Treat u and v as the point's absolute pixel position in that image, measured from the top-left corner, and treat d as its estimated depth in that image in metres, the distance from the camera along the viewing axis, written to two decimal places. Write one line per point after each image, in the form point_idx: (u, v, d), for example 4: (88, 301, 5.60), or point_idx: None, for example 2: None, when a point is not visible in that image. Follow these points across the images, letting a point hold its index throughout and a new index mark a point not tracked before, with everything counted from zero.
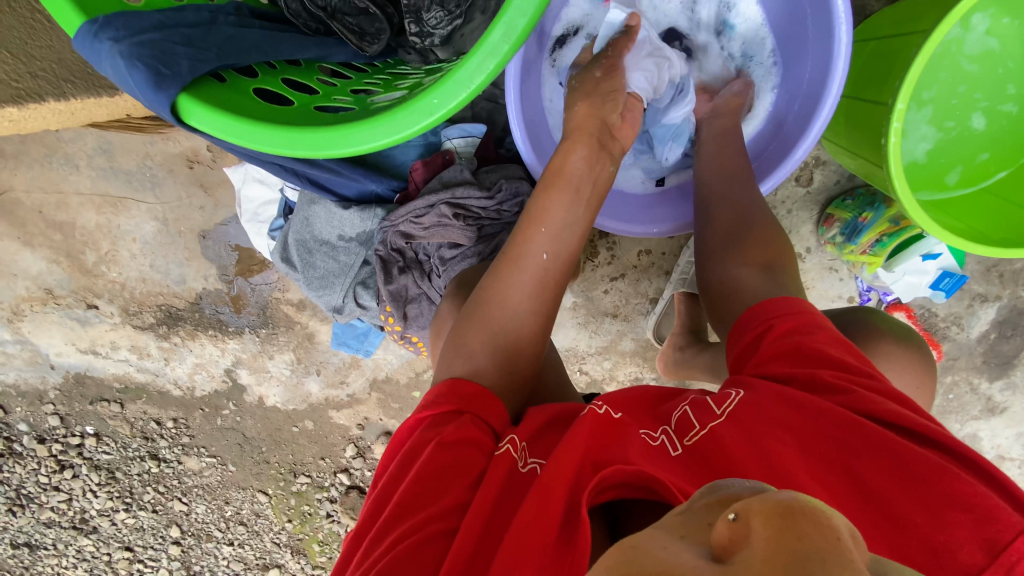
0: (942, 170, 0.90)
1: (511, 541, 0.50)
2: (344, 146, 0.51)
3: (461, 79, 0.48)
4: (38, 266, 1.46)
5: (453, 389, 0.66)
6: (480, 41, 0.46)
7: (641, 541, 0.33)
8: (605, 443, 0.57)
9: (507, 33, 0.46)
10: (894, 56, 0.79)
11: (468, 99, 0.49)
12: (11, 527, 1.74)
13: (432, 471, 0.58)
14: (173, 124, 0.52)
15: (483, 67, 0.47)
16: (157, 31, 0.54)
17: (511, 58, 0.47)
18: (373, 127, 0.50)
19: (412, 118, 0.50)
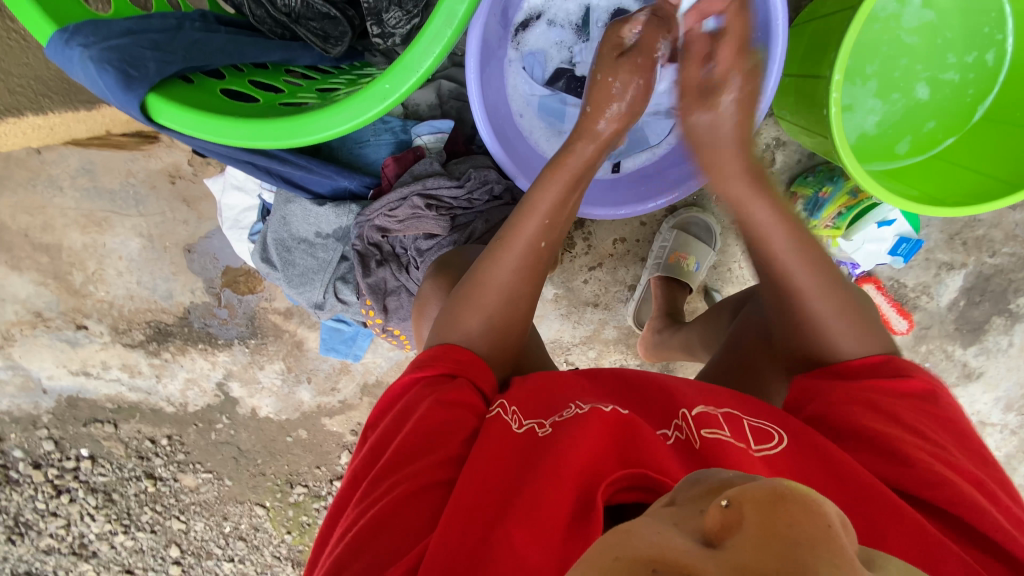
0: (891, 141, 0.94)
1: (517, 499, 0.51)
2: (308, 134, 0.57)
3: (410, 66, 0.56)
4: (27, 289, 1.48)
5: (447, 355, 0.68)
6: (424, 27, 0.55)
7: (637, 524, 0.34)
8: (622, 436, 0.56)
9: (446, 19, 0.55)
10: (829, 33, 0.83)
11: (417, 83, 0.57)
12: (11, 556, 1.74)
13: (430, 426, 0.60)
14: (143, 122, 0.57)
15: (429, 51, 0.55)
16: (124, 36, 0.57)
17: (452, 43, 0.56)
18: (333, 114, 0.57)
19: (368, 103, 0.57)
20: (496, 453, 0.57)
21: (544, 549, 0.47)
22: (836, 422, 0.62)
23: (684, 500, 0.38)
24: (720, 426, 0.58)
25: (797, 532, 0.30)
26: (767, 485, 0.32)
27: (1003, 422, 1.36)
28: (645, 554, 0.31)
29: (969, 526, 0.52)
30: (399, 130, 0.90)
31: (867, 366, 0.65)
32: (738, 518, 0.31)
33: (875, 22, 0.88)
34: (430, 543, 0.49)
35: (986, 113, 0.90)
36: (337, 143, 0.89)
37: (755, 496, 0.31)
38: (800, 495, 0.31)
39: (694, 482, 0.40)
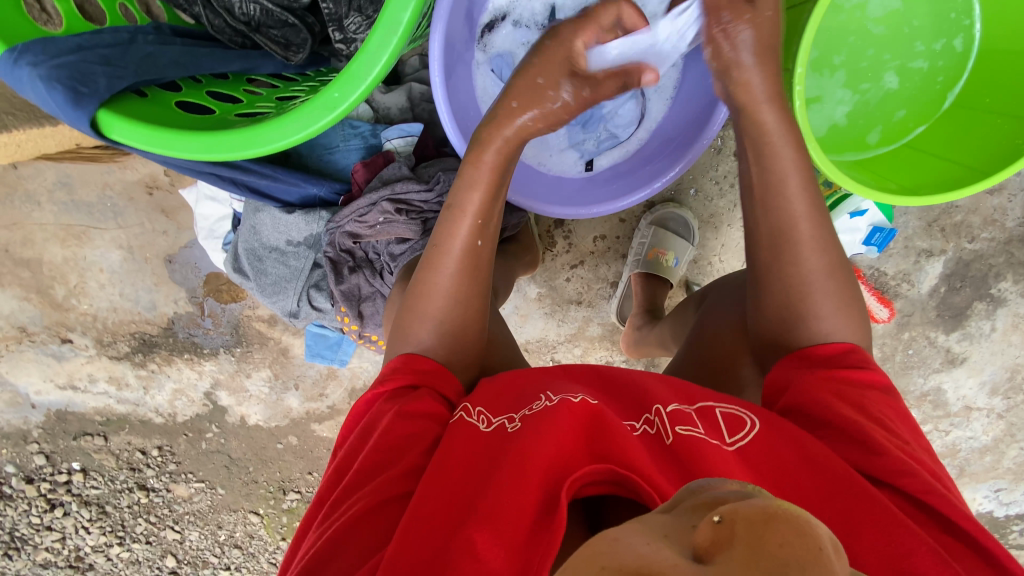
0: (862, 131, 0.94)
1: (477, 505, 0.50)
2: (262, 146, 0.57)
3: (357, 74, 0.56)
4: (10, 305, 1.48)
5: (413, 365, 0.68)
6: (369, 36, 0.55)
7: (624, 531, 0.33)
8: (585, 430, 0.56)
9: (391, 27, 0.55)
10: (793, 26, 0.83)
11: (367, 91, 0.57)
12: (8, 571, 1.74)
13: (391, 439, 0.60)
14: (94, 138, 0.57)
15: (377, 59, 0.55)
16: (74, 53, 0.57)
17: (400, 50, 0.56)
18: (284, 124, 0.57)
19: (318, 113, 0.56)
20: (458, 457, 0.56)
21: (505, 551, 0.46)
22: (807, 412, 0.61)
23: (678, 508, 0.37)
24: (694, 423, 0.57)
25: (788, 555, 0.29)
26: (758, 503, 0.31)
27: (988, 406, 1.37)
28: (631, 565, 0.29)
29: (941, 515, 0.51)
30: (368, 134, 0.89)
31: (831, 357, 0.64)
32: (731, 537, 0.30)
33: (841, 13, 0.88)
34: (390, 553, 0.48)
35: (956, 100, 0.90)
36: (306, 150, 0.89)
37: (748, 514, 0.30)
38: (792, 514, 0.30)
39: (694, 492, 0.39)
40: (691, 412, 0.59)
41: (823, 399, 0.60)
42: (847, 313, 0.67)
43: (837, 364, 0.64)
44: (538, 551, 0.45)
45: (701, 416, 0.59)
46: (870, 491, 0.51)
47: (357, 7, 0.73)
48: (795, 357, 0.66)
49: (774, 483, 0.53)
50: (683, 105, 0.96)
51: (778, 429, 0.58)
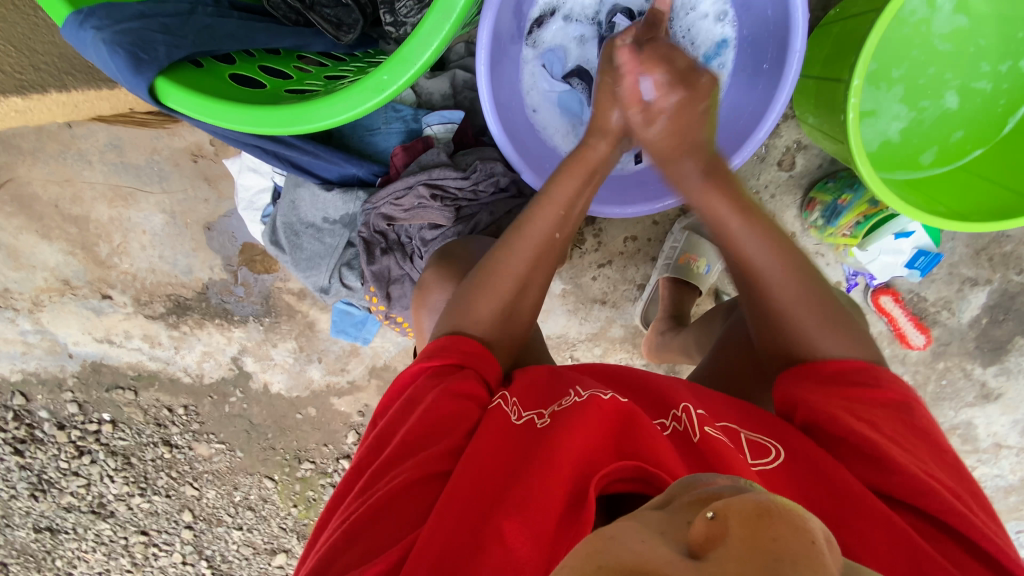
0: (916, 150, 0.90)
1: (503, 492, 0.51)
2: (310, 123, 0.57)
3: (408, 58, 0.56)
4: (55, 258, 1.55)
5: (454, 346, 0.68)
6: (422, 20, 0.55)
7: (620, 533, 0.33)
8: (614, 423, 0.56)
9: (445, 12, 0.54)
10: (854, 35, 0.81)
11: (415, 75, 0.57)
12: (34, 511, 1.83)
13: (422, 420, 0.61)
14: (149, 104, 0.57)
15: (428, 44, 0.55)
16: (137, 20, 0.57)
17: (452, 37, 0.56)
18: (332, 103, 0.57)
19: (366, 95, 0.57)
20: (491, 445, 0.57)
21: (532, 538, 0.47)
22: (826, 432, 0.60)
23: (674, 507, 0.38)
24: (719, 433, 0.58)
25: (784, 548, 0.29)
26: (756, 500, 0.31)
27: (1020, 445, 1.32)
28: (629, 563, 0.30)
29: (970, 541, 0.51)
30: (410, 119, 0.90)
31: (849, 371, 0.63)
32: (723, 531, 0.30)
33: (908, 25, 0.83)
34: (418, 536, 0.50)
35: (1018, 125, 0.86)
36: (349, 131, 0.90)
37: (742, 509, 0.31)
38: (786, 509, 0.31)
39: (691, 487, 0.40)
40: (716, 424, 0.59)
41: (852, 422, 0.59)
42: (822, 323, 0.66)
43: (866, 387, 0.62)
44: (566, 541, 0.46)
45: (727, 434, 0.58)
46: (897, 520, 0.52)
47: None
48: (823, 373, 0.64)
49: (802, 510, 0.53)
50: (729, 118, 0.94)
51: (804, 455, 0.57)
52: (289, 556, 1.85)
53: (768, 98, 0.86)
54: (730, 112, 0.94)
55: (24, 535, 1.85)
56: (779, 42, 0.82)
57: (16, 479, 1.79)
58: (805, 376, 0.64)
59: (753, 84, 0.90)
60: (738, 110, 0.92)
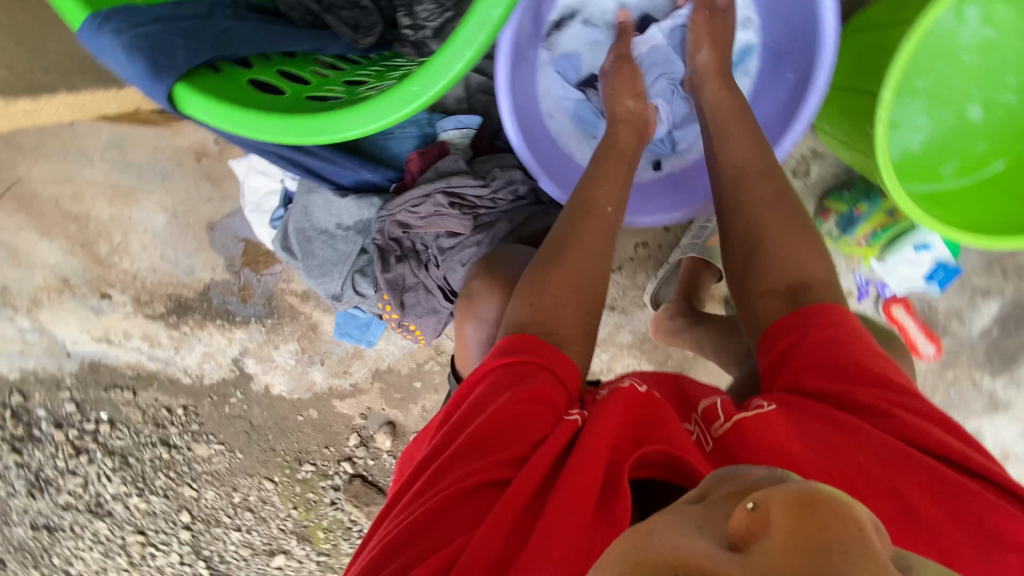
0: (937, 162, 0.89)
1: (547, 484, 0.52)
2: (337, 133, 0.55)
3: (439, 69, 0.54)
4: (54, 256, 1.52)
5: (517, 342, 0.65)
6: (456, 31, 0.53)
7: (656, 526, 0.37)
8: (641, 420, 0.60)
9: (480, 24, 0.53)
10: (880, 46, 0.79)
11: (447, 86, 0.55)
12: (31, 509, 1.80)
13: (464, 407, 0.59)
14: (167, 110, 0.54)
15: (461, 55, 0.54)
16: (156, 23, 0.54)
17: (485, 48, 0.54)
18: (360, 113, 0.55)
19: (396, 105, 0.55)
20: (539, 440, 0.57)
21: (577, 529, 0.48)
22: (827, 380, 0.64)
23: (712, 499, 0.41)
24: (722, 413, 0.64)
25: (831, 538, 0.32)
26: (797, 492, 0.35)
27: None
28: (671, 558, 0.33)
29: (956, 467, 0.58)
30: (425, 123, 0.88)
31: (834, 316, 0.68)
32: (764, 521, 0.34)
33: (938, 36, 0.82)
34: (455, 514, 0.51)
35: None
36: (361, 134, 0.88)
37: (783, 501, 0.34)
38: (830, 501, 0.34)
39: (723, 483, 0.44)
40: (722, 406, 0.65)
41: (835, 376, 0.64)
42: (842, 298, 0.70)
43: (840, 343, 0.66)
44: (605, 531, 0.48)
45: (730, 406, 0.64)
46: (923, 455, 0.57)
47: None
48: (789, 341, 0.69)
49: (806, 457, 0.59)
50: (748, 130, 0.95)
51: (801, 417, 0.61)
52: (289, 558, 1.83)
53: (791, 112, 0.86)
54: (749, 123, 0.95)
55: (20, 532, 1.82)
56: (807, 54, 0.83)
57: (14, 477, 1.77)
58: (795, 325, 0.69)
59: (774, 96, 0.91)
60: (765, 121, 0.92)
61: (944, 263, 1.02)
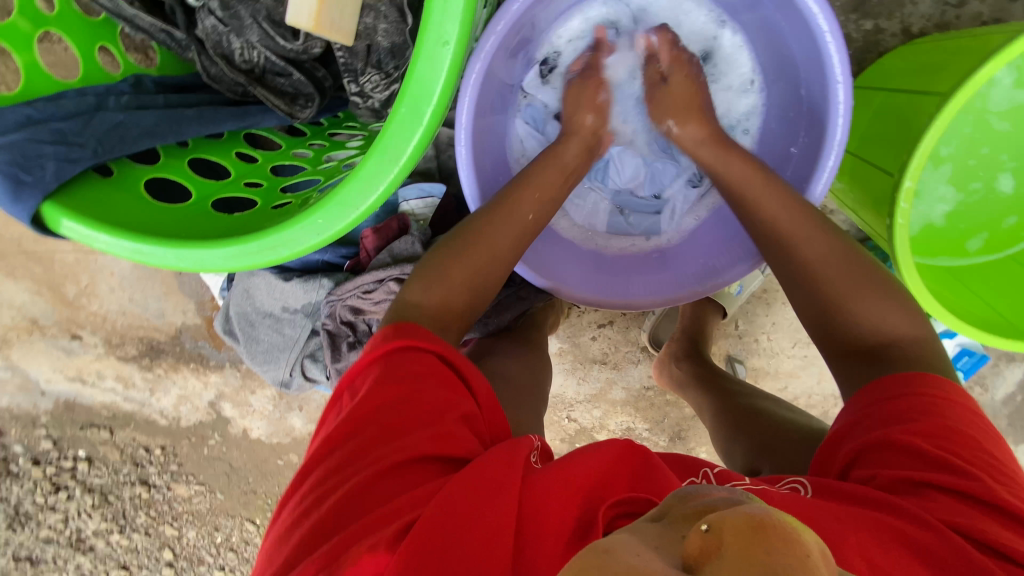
0: (963, 236, 0.78)
1: (475, 506, 0.50)
2: (232, 264, 0.46)
3: (348, 200, 0.47)
4: (22, 296, 1.45)
5: (409, 331, 0.63)
6: (368, 156, 0.46)
7: (617, 545, 0.33)
8: (622, 463, 0.56)
9: (394, 152, 0.46)
10: (898, 115, 0.67)
11: (359, 218, 0.47)
12: (13, 541, 1.72)
13: (394, 415, 0.57)
14: (35, 230, 0.45)
15: (373, 186, 0.47)
16: (19, 131, 0.46)
17: (402, 180, 0.47)
18: (257, 244, 0.46)
19: (300, 235, 0.46)
20: (489, 471, 0.54)
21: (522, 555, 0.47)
22: (884, 458, 0.54)
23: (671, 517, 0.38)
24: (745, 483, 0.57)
25: (776, 561, 0.28)
26: (751, 513, 0.30)
27: None
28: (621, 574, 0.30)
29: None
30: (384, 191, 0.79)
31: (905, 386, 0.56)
32: (718, 545, 0.29)
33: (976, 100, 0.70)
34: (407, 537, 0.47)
35: None
36: None
37: (736, 522, 0.30)
38: (784, 524, 0.30)
39: (682, 500, 0.40)
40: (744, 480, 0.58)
41: (888, 454, 0.53)
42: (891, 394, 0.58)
43: (918, 414, 0.54)
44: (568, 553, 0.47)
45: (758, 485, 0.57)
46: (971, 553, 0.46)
47: (377, 63, 0.64)
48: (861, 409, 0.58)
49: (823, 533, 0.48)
50: None
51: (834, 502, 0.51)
52: None
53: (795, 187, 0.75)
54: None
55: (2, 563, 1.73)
56: (812, 132, 0.72)
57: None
58: (883, 384, 0.58)
59: (778, 169, 0.80)
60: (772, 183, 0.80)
61: (969, 349, 0.92)
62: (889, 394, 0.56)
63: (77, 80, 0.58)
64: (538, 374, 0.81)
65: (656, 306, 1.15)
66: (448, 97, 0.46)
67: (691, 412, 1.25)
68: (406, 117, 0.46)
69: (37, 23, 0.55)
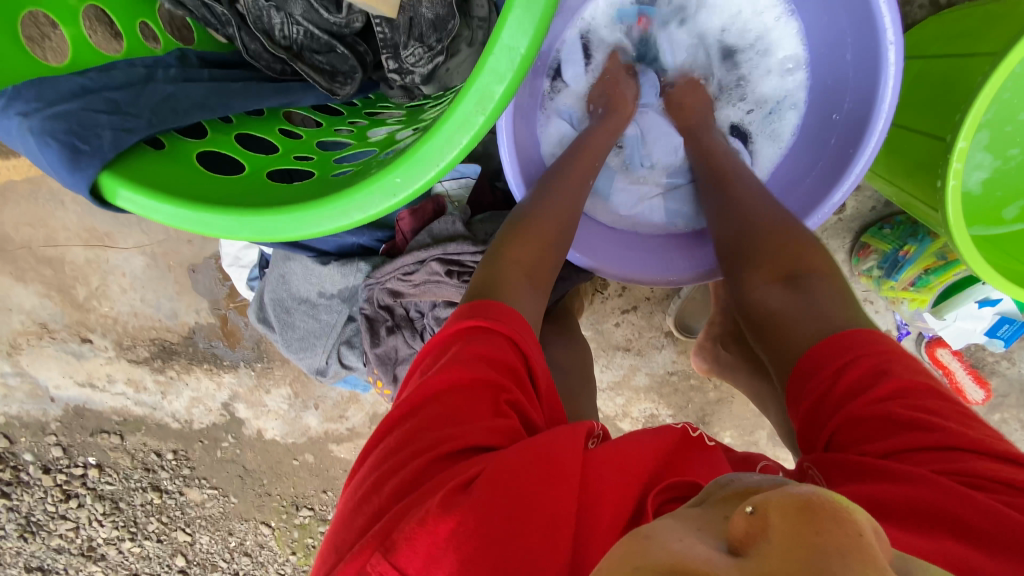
0: (998, 204, 0.78)
1: (548, 486, 0.47)
2: (299, 231, 0.43)
3: (425, 158, 0.42)
4: (30, 300, 1.41)
5: (484, 308, 0.58)
6: (448, 112, 0.41)
7: (656, 530, 0.32)
8: (677, 450, 0.54)
9: (479, 102, 0.40)
10: (944, 80, 0.67)
11: (437, 177, 0.43)
12: (23, 552, 1.69)
13: (461, 392, 0.53)
14: (97, 206, 0.45)
15: (454, 141, 0.42)
16: (75, 100, 0.47)
17: (485, 133, 0.41)
18: (324, 209, 0.43)
19: (371, 199, 0.43)
20: (567, 448, 0.50)
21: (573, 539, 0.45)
22: (861, 425, 0.52)
23: (711, 501, 0.38)
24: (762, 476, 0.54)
25: (828, 542, 0.28)
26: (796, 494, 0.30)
27: None
28: (664, 560, 0.28)
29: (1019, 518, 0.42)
30: None
31: (857, 343, 0.55)
32: (764, 528, 0.29)
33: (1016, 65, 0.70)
34: (465, 505, 0.44)
35: None
36: None
37: (783, 505, 0.29)
38: (832, 503, 0.29)
39: (724, 485, 0.40)
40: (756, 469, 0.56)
41: (870, 427, 0.51)
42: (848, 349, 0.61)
43: (875, 375, 0.53)
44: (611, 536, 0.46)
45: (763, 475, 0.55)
46: (972, 493, 0.43)
47: (419, 36, 0.65)
48: (813, 397, 0.56)
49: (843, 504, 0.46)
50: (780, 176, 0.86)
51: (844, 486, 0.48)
52: None
53: (838, 159, 0.76)
54: (790, 171, 0.85)
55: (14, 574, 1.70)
56: (857, 100, 0.72)
57: (5, 520, 1.66)
58: (836, 346, 0.56)
59: (821, 138, 0.80)
60: (813, 149, 0.81)
61: (1009, 317, 0.92)
62: (846, 363, 0.55)
63: (123, 53, 0.58)
64: (577, 360, 0.80)
65: (681, 290, 1.14)
66: (544, 36, 0.39)
67: (716, 396, 1.24)
68: (496, 61, 0.39)
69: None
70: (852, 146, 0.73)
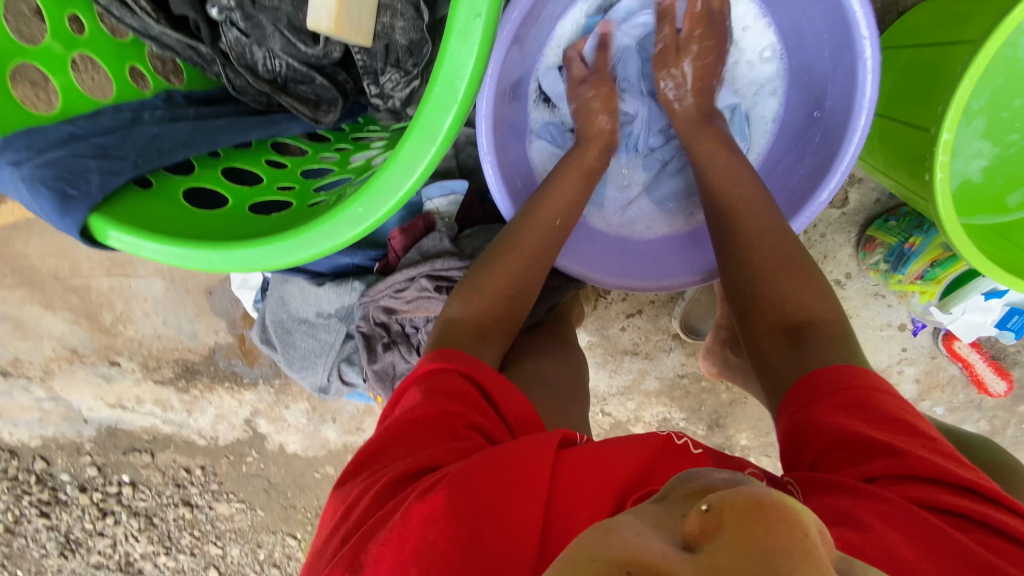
0: (1001, 192, 0.75)
1: (512, 495, 0.48)
2: (266, 261, 0.46)
3: (384, 188, 0.45)
4: (61, 327, 1.48)
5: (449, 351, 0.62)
6: (401, 143, 0.44)
7: (618, 525, 0.32)
8: (662, 457, 0.54)
9: (430, 134, 0.43)
10: (930, 70, 0.65)
11: (397, 206, 0.45)
12: (65, 569, 1.77)
13: (428, 421, 0.55)
14: (86, 244, 0.48)
15: (410, 171, 0.44)
16: (63, 146, 0.50)
17: (438, 161, 0.44)
18: (292, 241, 0.46)
19: (337, 228, 0.45)
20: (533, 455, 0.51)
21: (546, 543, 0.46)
22: (840, 450, 0.51)
23: (671, 499, 0.38)
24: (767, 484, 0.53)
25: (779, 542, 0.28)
26: (750, 496, 0.31)
27: None
28: (622, 554, 0.28)
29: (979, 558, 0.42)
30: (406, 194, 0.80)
31: (842, 376, 0.56)
32: (718, 524, 0.30)
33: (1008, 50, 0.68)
34: (428, 523, 0.46)
35: None
36: None
37: (736, 505, 0.30)
38: (781, 504, 0.31)
39: (684, 482, 0.41)
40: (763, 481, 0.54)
41: (847, 452, 0.51)
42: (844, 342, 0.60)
43: (859, 406, 0.53)
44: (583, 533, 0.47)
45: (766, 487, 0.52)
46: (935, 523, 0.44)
47: (396, 61, 0.67)
48: (800, 417, 0.57)
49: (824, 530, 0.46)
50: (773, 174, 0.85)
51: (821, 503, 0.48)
52: None
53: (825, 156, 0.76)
54: (774, 163, 0.85)
55: None
56: (839, 95, 0.72)
57: (46, 538, 1.73)
58: (822, 380, 0.57)
59: (802, 134, 0.81)
60: (801, 146, 0.81)
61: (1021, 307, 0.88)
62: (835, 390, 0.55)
63: (112, 98, 0.62)
64: (571, 369, 0.80)
65: (686, 292, 1.13)
66: (488, 66, 0.42)
67: (728, 398, 1.22)
68: (440, 92, 0.42)
69: (70, 45, 0.59)
70: (836, 142, 0.73)
